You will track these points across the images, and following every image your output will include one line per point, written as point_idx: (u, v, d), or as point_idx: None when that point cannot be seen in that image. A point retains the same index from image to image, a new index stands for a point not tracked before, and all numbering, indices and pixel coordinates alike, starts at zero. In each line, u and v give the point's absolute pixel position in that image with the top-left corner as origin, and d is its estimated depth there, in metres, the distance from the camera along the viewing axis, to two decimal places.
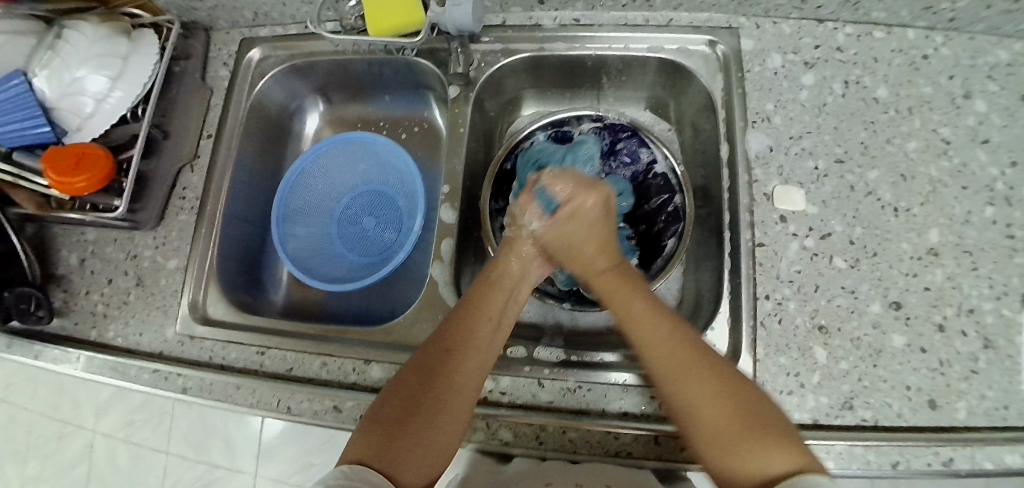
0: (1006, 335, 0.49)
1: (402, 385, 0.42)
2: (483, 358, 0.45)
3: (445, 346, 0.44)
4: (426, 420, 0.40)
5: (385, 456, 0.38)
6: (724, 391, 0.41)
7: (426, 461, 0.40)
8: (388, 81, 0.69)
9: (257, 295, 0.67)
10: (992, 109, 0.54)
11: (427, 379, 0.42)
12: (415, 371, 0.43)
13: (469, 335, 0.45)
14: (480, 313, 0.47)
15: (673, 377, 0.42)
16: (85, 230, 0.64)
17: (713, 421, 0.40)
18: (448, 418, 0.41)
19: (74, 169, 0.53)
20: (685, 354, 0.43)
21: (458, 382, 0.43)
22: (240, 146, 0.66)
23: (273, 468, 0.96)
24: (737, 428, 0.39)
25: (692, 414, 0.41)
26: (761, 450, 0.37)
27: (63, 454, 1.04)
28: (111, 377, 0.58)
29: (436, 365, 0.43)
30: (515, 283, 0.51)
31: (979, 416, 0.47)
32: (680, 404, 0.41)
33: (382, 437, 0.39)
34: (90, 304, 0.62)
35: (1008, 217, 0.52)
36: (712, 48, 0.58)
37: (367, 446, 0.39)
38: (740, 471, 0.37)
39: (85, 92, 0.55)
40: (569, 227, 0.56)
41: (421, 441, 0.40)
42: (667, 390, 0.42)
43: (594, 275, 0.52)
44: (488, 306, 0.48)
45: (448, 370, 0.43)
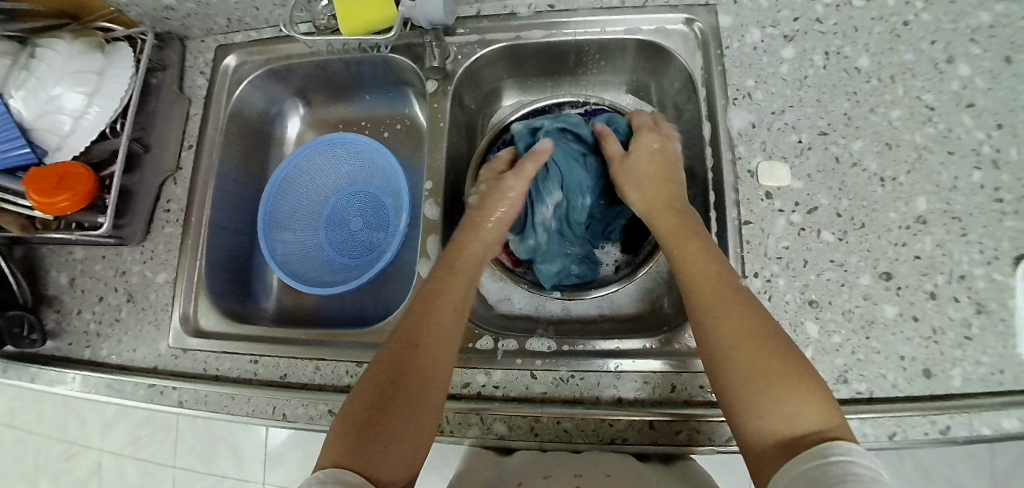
0: (999, 299, 0.49)
1: (372, 380, 0.42)
2: (448, 344, 0.45)
3: (411, 339, 0.44)
4: (400, 412, 0.40)
5: (362, 457, 0.37)
6: (767, 343, 0.39)
7: (407, 452, 0.39)
8: (366, 79, 0.68)
9: (248, 303, 0.67)
10: (976, 72, 0.54)
11: (396, 371, 0.42)
12: (383, 364, 0.43)
13: (433, 328, 0.45)
14: (441, 301, 0.47)
15: (725, 318, 0.41)
16: (73, 249, 0.64)
17: (751, 362, 0.39)
18: (421, 407, 0.41)
19: (56, 188, 0.53)
20: (736, 305, 0.42)
21: (427, 371, 0.43)
22: (220, 155, 0.66)
23: (282, 476, 0.97)
24: (777, 375, 0.38)
25: (738, 352, 0.39)
26: (796, 404, 0.36)
27: (72, 474, 1.05)
28: (109, 394, 0.58)
29: (401, 361, 0.43)
30: (474, 269, 0.51)
31: (975, 382, 0.47)
32: (729, 346, 0.40)
33: (356, 436, 0.39)
34: (83, 322, 0.62)
35: (996, 180, 0.51)
36: (689, 26, 0.58)
37: (342, 447, 0.38)
38: (771, 419, 0.36)
39: (62, 110, 0.55)
40: (634, 170, 0.55)
41: (395, 435, 0.39)
42: (714, 326, 0.41)
43: (658, 214, 0.51)
44: (448, 296, 0.48)
45: (416, 361, 0.43)
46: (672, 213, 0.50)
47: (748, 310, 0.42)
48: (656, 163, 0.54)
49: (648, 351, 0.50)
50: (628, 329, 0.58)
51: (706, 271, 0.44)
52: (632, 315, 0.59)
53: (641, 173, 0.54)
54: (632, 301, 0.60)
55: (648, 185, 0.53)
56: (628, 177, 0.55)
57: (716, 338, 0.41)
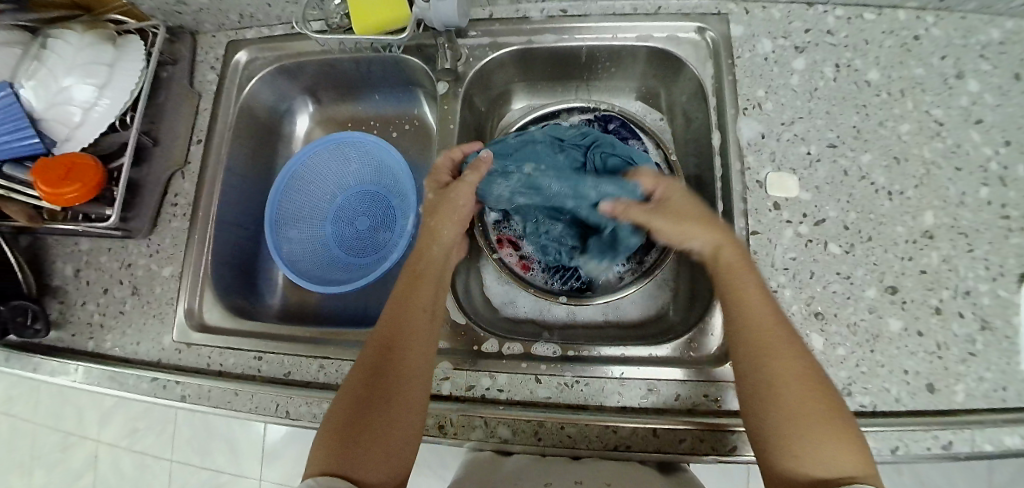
0: (1003, 316, 0.49)
1: (351, 388, 0.43)
2: (422, 349, 0.46)
3: (386, 343, 0.45)
4: (383, 410, 0.42)
5: (345, 462, 0.39)
6: (812, 384, 0.39)
7: (390, 455, 0.41)
8: (376, 79, 0.69)
9: (252, 299, 0.67)
10: (985, 88, 0.54)
11: (373, 379, 0.43)
12: (361, 374, 0.44)
13: (405, 334, 0.46)
14: (413, 308, 0.48)
15: (779, 362, 0.40)
16: (79, 240, 0.64)
17: (800, 408, 0.38)
18: (401, 410, 0.42)
19: (64, 179, 0.53)
20: (788, 348, 0.41)
21: (402, 376, 0.44)
22: (229, 151, 0.66)
23: (277, 472, 0.98)
24: (822, 418, 0.38)
25: (790, 400, 0.39)
26: (837, 449, 0.36)
27: (68, 464, 1.05)
28: (111, 386, 0.58)
29: (378, 371, 0.44)
30: (440, 272, 0.51)
31: (978, 398, 0.47)
32: (785, 394, 0.39)
33: (339, 441, 0.40)
34: (87, 314, 0.62)
35: (1003, 197, 0.52)
36: (701, 35, 0.58)
37: (326, 453, 0.40)
38: (810, 464, 0.36)
39: (72, 102, 0.55)
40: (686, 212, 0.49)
41: (376, 438, 0.41)
42: (767, 371, 0.40)
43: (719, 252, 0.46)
44: (415, 301, 0.48)
45: (391, 368, 0.44)
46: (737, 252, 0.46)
47: (795, 346, 0.41)
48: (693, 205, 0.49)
49: (654, 359, 0.50)
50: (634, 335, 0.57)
51: (763, 311, 0.43)
52: (637, 321, 0.59)
53: (684, 215, 0.49)
54: (637, 307, 0.60)
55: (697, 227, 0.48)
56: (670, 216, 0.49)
57: (766, 387, 0.40)
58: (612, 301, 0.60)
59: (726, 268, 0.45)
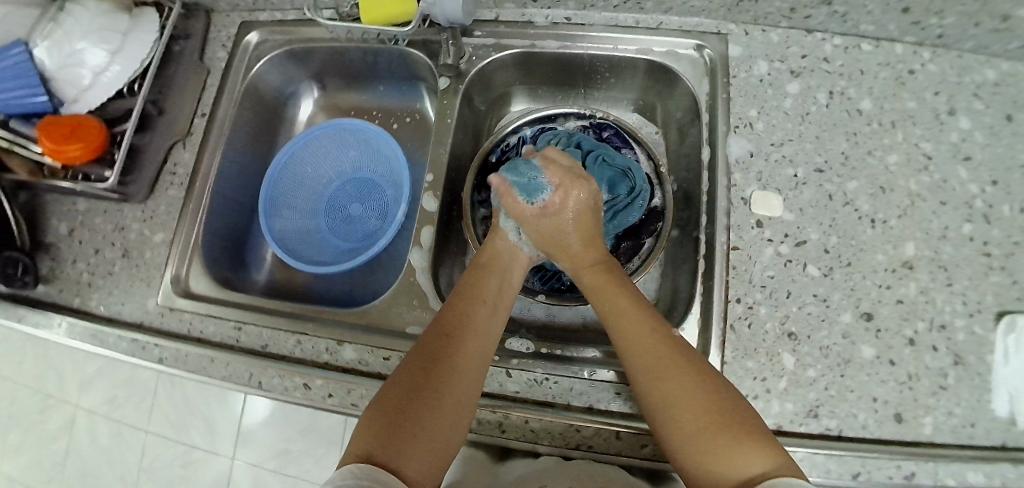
0: (977, 353, 0.49)
1: (407, 371, 0.43)
2: (484, 341, 0.46)
3: (446, 330, 0.45)
4: (440, 396, 0.41)
5: (394, 446, 0.38)
6: (700, 393, 0.39)
7: (441, 445, 0.40)
8: (382, 70, 0.70)
9: (240, 272, 0.68)
10: (976, 127, 0.55)
11: (430, 363, 0.43)
12: (418, 357, 0.44)
13: (469, 322, 0.46)
14: (477, 299, 0.49)
15: (658, 375, 0.41)
16: (77, 200, 0.66)
17: (693, 417, 0.38)
18: (458, 400, 0.42)
19: (69, 137, 0.55)
20: (668, 359, 0.42)
21: (462, 365, 0.43)
22: (231, 127, 0.67)
23: (251, 453, 1.00)
24: (709, 423, 0.38)
25: (677, 411, 0.39)
26: (740, 448, 0.36)
27: (45, 426, 1.08)
28: (91, 344, 0.59)
29: (436, 355, 0.44)
30: (503, 267, 0.53)
31: (946, 432, 0.47)
32: (670, 405, 0.40)
33: (391, 423, 0.39)
34: (76, 272, 0.63)
35: (985, 234, 0.52)
36: (699, 52, 0.59)
37: (375, 434, 0.39)
38: (720, 474, 0.36)
39: (83, 65, 0.57)
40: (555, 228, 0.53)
41: (431, 425, 0.40)
42: (646, 388, 0.42)
43: (582, 271, 0.52)
44: (480, 294, 0.49)
45: (451, 355, 0.44)
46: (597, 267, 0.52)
47: (676, 353, 0.43)
48: (587, 222, 0.53)
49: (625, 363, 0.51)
50: (609, 340, 0.58)
51: (634, 328, 0.45)
52: None
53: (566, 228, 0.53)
54: None
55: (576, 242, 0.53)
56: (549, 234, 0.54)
57: (652, 400, 0.41)
58: (592, 305, 0.61)
59: (596, 289, 0.50)
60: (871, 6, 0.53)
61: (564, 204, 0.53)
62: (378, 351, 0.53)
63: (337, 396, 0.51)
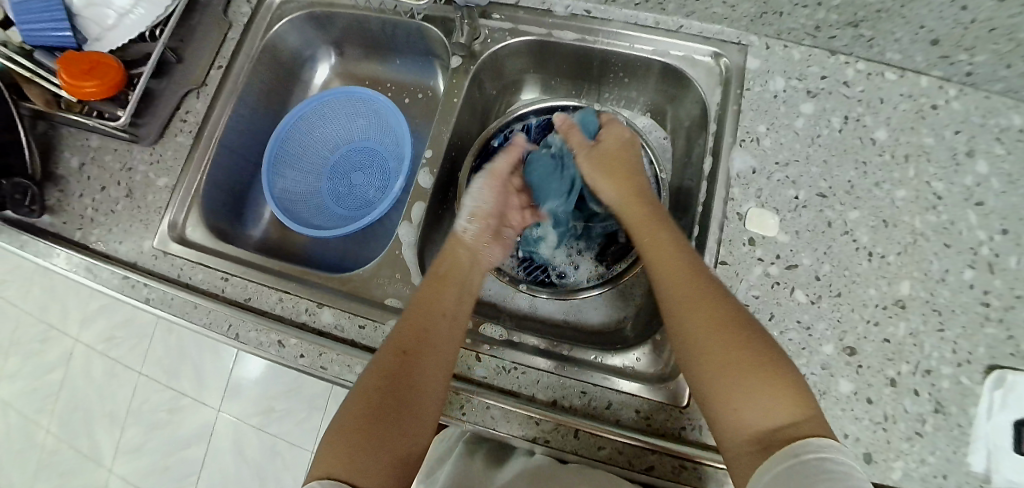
0: (960, 403, 0.48)
1: (366, 391, 0.42)
2: (441, 352, 0.45)
3: (402, 347, 0.45)
4: (396, 412, 0.41)
5: (352, 465, 0.38)
6: (739, 331, 0.41)
7: (399, 457, 0.40)
8: (399, 44, 0.70)
9: (236, 225, 0.70)
10: (994, 172, 0.52)
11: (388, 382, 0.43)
12: (376, 378, 0.43)
13: (425, 333, 0.46)
14: (434, 310, 0.48)
15: (698, 312, 0.42)
16: (90, 137, 0.67)
17: (725, 355, 0.40)
18: (414, 418, 0.42)
19: (86, 73, 0.56)
20: (703, 292, 0.43)
21: (419, 382, 0.43)
22: (246, 82, 0.68)
23: (235, 405, 1.03)
24: (749, 363, 0.39)
25: (714, 347, 0.41)
26: (771, 397, 0.37)
27: (44, 355, 1.11)
28: (85, 277, 0.60)
29: (393, 370, 0.43)
30: (466, 276, 0.52)
31: (915, 479, 0.46)
32: (708, 330, 0.41)
33: (347, 444, 0.39)
34: (81, 207, 0.64)
35: (986, 283, 0.50)
36: (716, 61, 0.58)
37: (334, 456, 0.39)
38: (748, 413, 0.38)
39: (110, 5, 0.59)
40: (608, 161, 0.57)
41: (388, 441, 0.40)
42: (688, 316, 0.43)
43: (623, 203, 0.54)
44: (438, 303, 0.48)
45: (408, 374, 0.43)
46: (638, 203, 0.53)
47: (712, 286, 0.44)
48: (627, 154, 0.57)
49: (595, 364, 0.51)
50: (586, 340, 0.57)
51: (681, 279, 0.45)
52: (593, 329, 0.59)
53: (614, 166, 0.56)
54: (598, 314, 0.60)
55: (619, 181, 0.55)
56: (604, 167, 0.56)
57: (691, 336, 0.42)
58: (575, 304, 0.60)
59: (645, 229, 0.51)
60: (899, 34, 0.51)
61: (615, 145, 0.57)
62: (354, 319, 0.53)
63: (308, 357, 0.51)
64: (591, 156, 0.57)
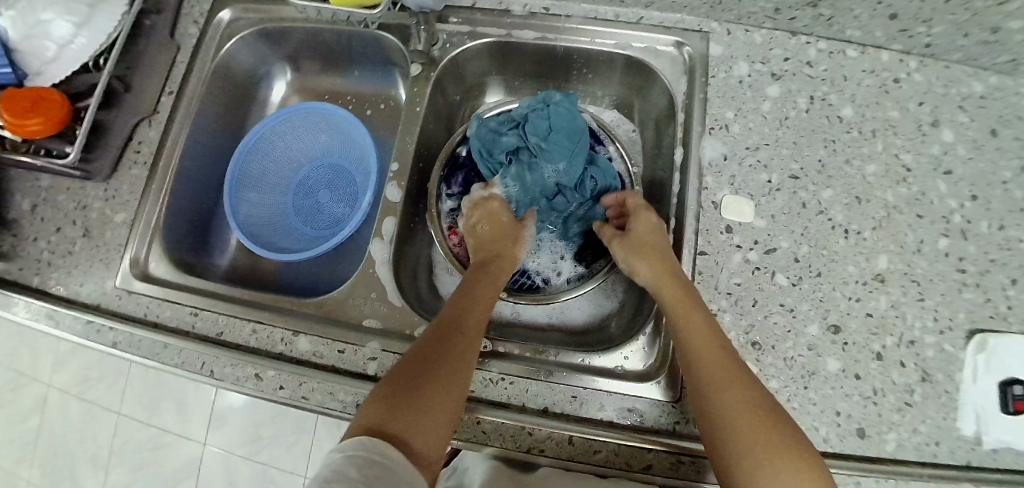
0: (946, 370, 0.48)
1: (410, 361, 0.42)
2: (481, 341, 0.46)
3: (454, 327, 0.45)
4: (445, 387, 0.40)
5: (401, 424, 0.37)
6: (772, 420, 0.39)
7: (441, 432, 0.39)
8: (357, 55, 0.68)
9: (203, 255, 0.67)
10: (959, 140, 0.53)
11: (430, 357, 0.42)
12: (419, 352, 0.43)
13: (472, 318, 0.47)
14: (478, 297, 0.49)
15: (736, 394, 0.40)
16: (40, 176, 0.64)
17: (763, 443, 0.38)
18: (455, 392, 0.41)
19: (29, 110, 0.53)
20: (740, 380, 0.41)
21: (460, 362, 0.43)
22: (199, 105, 0.65)
23: (223, 436, 1.00)
24: (784, 451, 0.37)
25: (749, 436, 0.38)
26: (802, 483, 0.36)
27: (17, 404, 1.07)
28: (46, 324, 0.57)
29: (443, 342, 0.43)
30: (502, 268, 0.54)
31: (909, 450, 0.46)
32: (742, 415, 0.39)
33: (396, 403, 0.38)
34: (36, 250, 0.61)
35: (961, 250, 0.51)
36: (679, 50, 0.57)
37: (383, 410, 0.38)
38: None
39: (49, 37, 0.56)
40: (649, 244, 0.51)
41: (435, 411, 0.39)
42: (728, 396, 0.40)
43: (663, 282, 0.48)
44: (482, 293, 0.50)
45: (456, 351, 0.43)
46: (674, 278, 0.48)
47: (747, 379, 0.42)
48: (657, 238, 0.51)
49: (584, 366, 0.50)
50: (571, 342, 0.57)
51: (716, 363, 0.42)
52: (578, 329, 0.58)
53: (647, 248, 0.51)
54: (582, 314, 0.59)
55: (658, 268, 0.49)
56: (632, 252, 0.52)
57: (721, 414, 0.40)
58: (559, 306, 0.59)
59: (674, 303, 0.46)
60: (857, 11, 0.51)
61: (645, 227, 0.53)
62: (333, 344, 0.51)
63: (288, 388, 0.49)
64: (623, 246, 0.53)
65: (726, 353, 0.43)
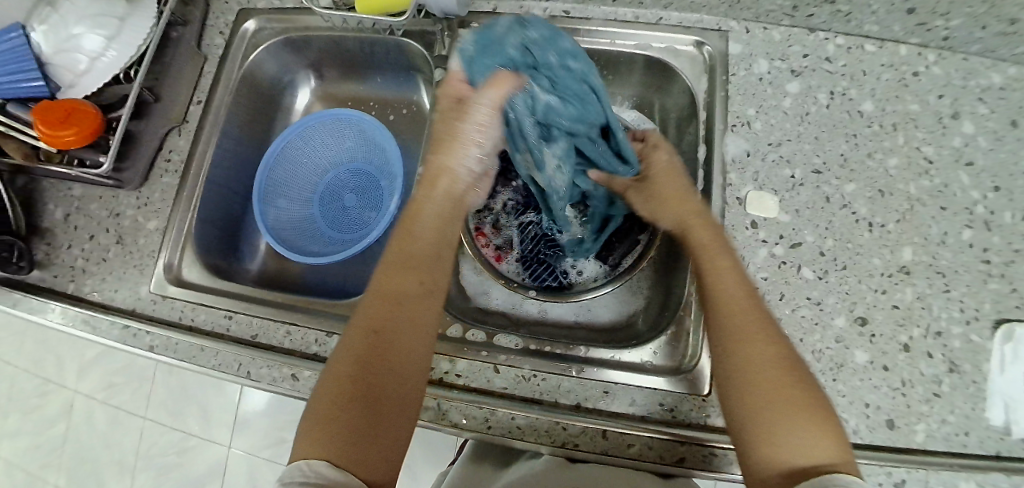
0: (973, 360, 0.48)
1: (338, 371, 0.38)
2: (420, 319, 0.41)
3: (375, 322, 0.40)
4: (383, 383, 0.38)
5: (335, 443, 0.34)
6: (793, 375, 0.37)
7: (383, 442, 0.36)
8: (379, 61, 0.69)
9: (233, 261, 0.69)
10: (980, 131, 0.54)
11: (361, 356, 0.38)
12: (348, 355, 0.38)
13: (402, 301, 0.41)
14: (406, 271, 0.43)
15: (754, 346, 0.39)
16: (73, 186, 0.66)
17: (776, 391, 0.37)
18: (393, 391, 0.38)
19: (63, 122, 0.55)
20: (761, 331, 0.40)
21: (390, 356, 0.39)
22: (227, 114, 0.67)
23: (246, 439, 1.01)
24: (794, 407, 0.36)
25: (758, 385, 0.37)
26: (810, 439, 0.34)
27: (44, 410, 1.08)
28: (83, 330, 0.58)
29: (370, 341, 0.39)
30: (440, 226, 0.47)
31: (938, 440, 0.47)
32: (752, 361, 0.38)
33: (327, 419, 0.35)
34: (71, 258, 0.63)
35: (985, 241, 0.51)
36: (699, 49, 0.58)
37: (314, 434, 0.35)
38: (786, 448, 0.35)
39: (79, 50, 0.57)
40: (665, 184, 0.51)
41: (371, 419, 0.36)
42: (744, 345, 0.39)
43: (686, 222, 0.48)
44: (415, 265, 0.43)
45: (382, 344, 0.39)
46: (706, 226, 0.47)
47: (769, 326, 0.40)
48: (679, 181, 0.51)
49: (614, 362, 0.51)
50: (599, 339, 0.58)
51: (739, 308, 0.41)
52: (606, 327, 0.59)
53: (664, 188, 0.51)
54: (609, 312, 0.59)
55: (672, 203, 0.50)
56: (652, 194, 0.52)
57: (735, 369, 0.39)
58: (586, 304, 0.60)
59: (702, 247, 0.46)
60: (876, 6, 0.52)
61: (662, 168, 0.53)
62: None
63: None
64: (641, 193, 0.53)
65: (757, 311, 0.41)
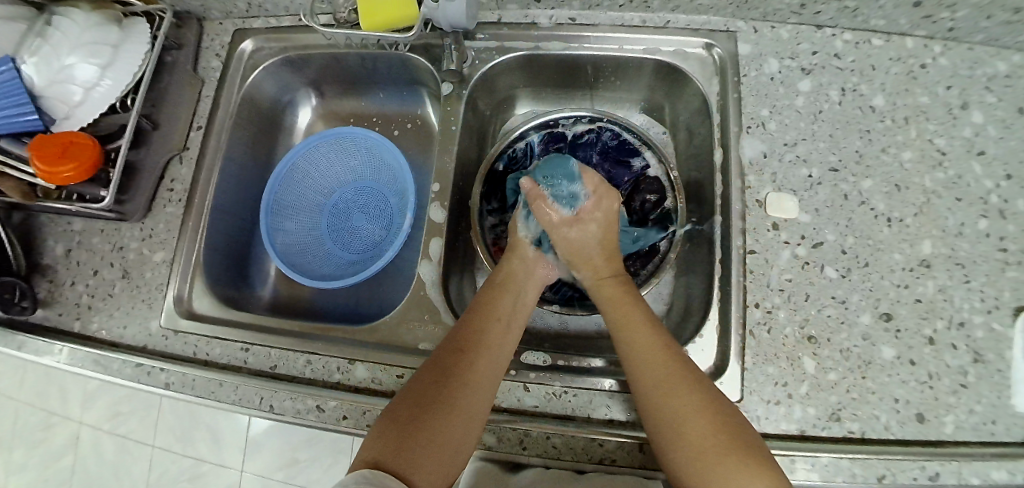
0: (997, 349, 0.49)
1: (416, 389, 0.43)
2: (496, 358, 0.46)
3: (460, 347, 0.45)
4: (453, 406, 0.42)
5: (402, 455, 0.38)
6: (714, 419, 0.40)
7: (444, 458, 0.40)
8: (382, 77, 0.68)
9: (244, 288, 0.67)
10: (989, 120, 0.54)
11: (438, 379, 0.43)
12: (427, 375, 0.44)
13: (483, 337, 0.46)
14: (486, 314, 0.48)
15: (663, 401, 0.42)
16: (72, 221, 0.64)
17: (695, 440, 0.40)
18: (463, 417, 0.42)
19: (61, 157, 0.52)
20: (678, 378, 0.43)
21: (466, 383, 0.43)
22: (229, 139, 0.65)
23: (259, 462, 0.99)
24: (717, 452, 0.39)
25: (680, 436, 0.40)
26: (741, 478, 0.37)
27: (50, 442, 1.06)
28: (94, 369, 0.57)
29: (450, 364, 0.44)
30: (518, 287, 0.52)
31: (967, 430, 0.47)
32: (670, 413, 0.42)
33: (396, 432, 0.40)
34: (75, 295, 0.61)
35: (1001, 229, 0.51)
36: (708, 51, 0.58)
37: (385, 442, 0.39)
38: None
39: (73, 81, 0.54)
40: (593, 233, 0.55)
41: (441, 437, 0.40)
42: (651, 396, 0.43)
43: (601, 280, 0.52)
44: (494, 308, 0.49)
45: (461, 370, 0.44)
46: (614, 281, 0.52)
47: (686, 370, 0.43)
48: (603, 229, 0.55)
49: None
50: None
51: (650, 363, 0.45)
52: None
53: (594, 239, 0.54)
54: None
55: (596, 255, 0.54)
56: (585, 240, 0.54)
57: (657, 423, 0.42)
58: None
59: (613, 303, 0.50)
60: (882, 1, 0.52)
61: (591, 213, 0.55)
62: (392, 370, 0.52)
63: (352, 418, 0.50)
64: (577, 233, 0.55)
65: (674, 358, 0.44)
